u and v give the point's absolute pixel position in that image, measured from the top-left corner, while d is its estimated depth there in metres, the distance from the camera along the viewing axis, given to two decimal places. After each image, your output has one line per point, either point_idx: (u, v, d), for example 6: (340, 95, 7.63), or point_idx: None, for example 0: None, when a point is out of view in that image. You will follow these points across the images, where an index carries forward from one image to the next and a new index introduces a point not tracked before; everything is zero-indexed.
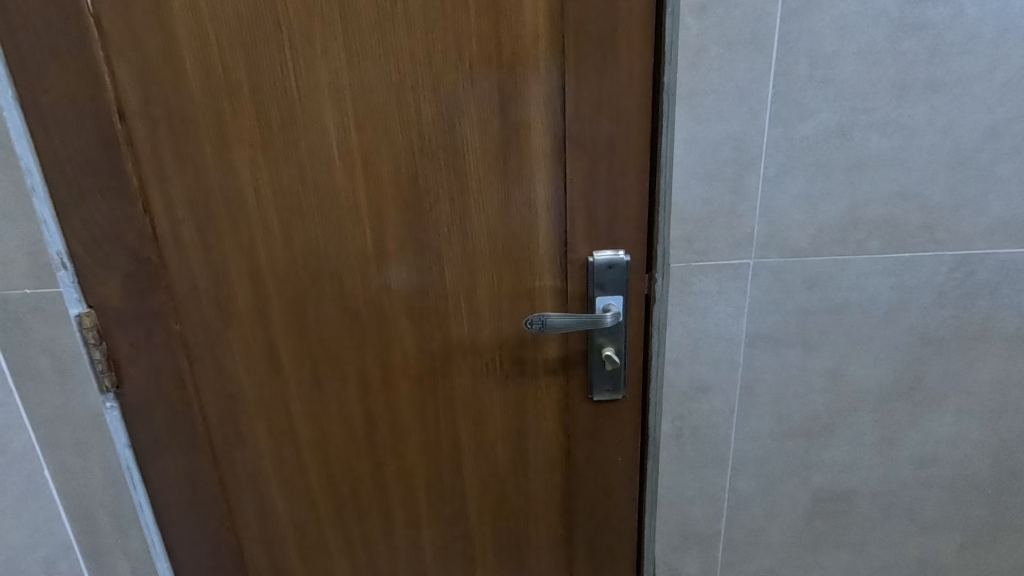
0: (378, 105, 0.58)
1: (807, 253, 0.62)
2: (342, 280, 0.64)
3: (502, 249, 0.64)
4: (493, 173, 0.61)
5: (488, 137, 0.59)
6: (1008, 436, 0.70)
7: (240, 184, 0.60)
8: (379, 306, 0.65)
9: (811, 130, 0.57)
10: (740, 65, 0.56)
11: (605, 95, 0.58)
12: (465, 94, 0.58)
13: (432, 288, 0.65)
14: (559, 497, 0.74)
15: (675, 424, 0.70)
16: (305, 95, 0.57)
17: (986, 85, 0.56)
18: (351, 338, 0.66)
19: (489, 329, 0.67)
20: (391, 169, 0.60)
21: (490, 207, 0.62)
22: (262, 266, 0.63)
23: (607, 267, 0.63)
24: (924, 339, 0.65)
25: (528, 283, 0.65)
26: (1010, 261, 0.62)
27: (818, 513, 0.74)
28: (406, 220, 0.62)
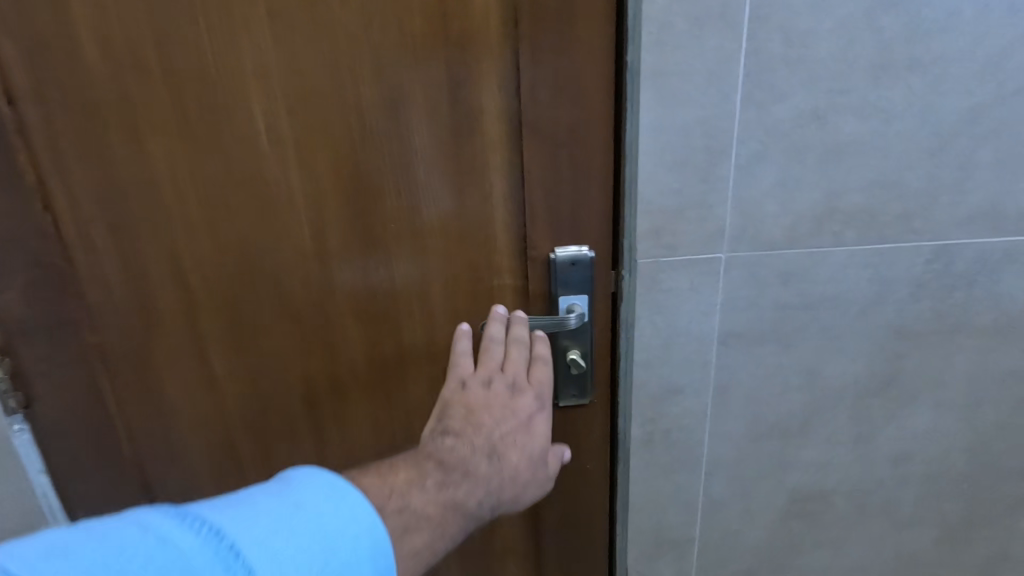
0: (312, 87, 0.52)
1: (781, 246, 0.58)
2: (280, 283, 0.58)
3: (457, 246, 0.58)
4: (444, 163, 0.55)
5: (437, 124, 0.54)
6: (983, 430, 0.68)
7: (156, 176, 0.54)
8: (323, 311, 0.60)
9: (785, 114, 0.53)
10: (709, 42, 0.51)
11: (565, 76, 0.52)
12: (409, 75, 0.52)
13: (381, 290, 0.59)
14: (525, 507, 0.70)
15: (646, 428, 0.66)
16: (226, 75, 0.51)
17: (966, 65, 0.53)
18: (293, 346, 0.61)
19: (445, 332, 0.62)
20: (330, 158, 0.54)
21: (442, 202, 0.57)
22: (188, 268, 0.57)
23: (571, 265, 0.58)
24: (902, 333, 0.63)
25: (486, 283, 0.60)
26: (989, 250, 0.59)
27: (794, 514, 0.71)
28: (350, 215, 0.56)
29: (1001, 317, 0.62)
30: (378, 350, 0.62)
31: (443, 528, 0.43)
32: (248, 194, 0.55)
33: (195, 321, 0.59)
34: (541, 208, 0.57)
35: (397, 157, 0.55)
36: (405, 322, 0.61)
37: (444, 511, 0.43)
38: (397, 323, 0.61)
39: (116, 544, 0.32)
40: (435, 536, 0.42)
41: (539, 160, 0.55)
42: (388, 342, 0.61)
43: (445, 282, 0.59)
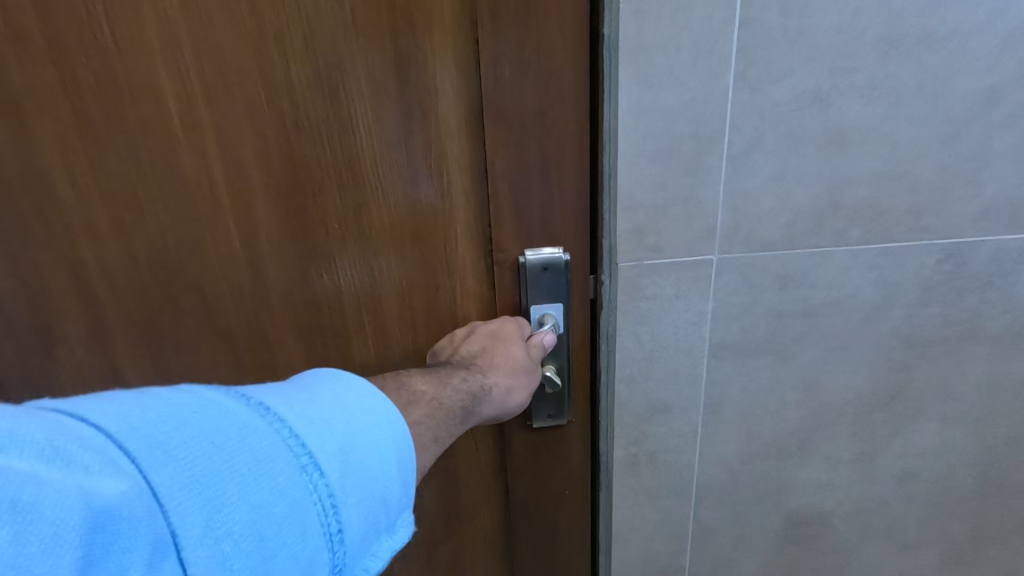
0: (230, 63, 0.44)
1: (778, 246, 0.51)
2: (208, 292, 0.51)
3: (412, 250, 0.51)
4: (393, 153, 0.47)
5: (382, 108, 0.46)
6: (994, 444, 0.63)
7: (51, 169, 0.47)
8: (260, 324, 0.53)
9: (783, 96, 0.47)
10: (697, 11, 0.44)
11: (531, 50, 0.45)
12: (347, 50, 0.44)
13: (325, 299, 0.52)
14: (497, 536, 0.63)
15: (630, 450, 0.59)
16: (127, 49, 0.44)
17: (984, 40, 0.46)
18: (224, 361, 0.54)
19: (401, 348, 0.54)
20: (257, 148, 0.47)
21: (393, 199, 0.49)
22: (104, 275, 0.51)
23: (543, 270, 0.50)
24: (909, 342, 0.57)
25: (447, 291, 0.53)
26: (1004, 249, 0.53)
27: (792, 539, 0.65)
28: (284, 214, 0.49)
29: (1015, 322, 0.57)
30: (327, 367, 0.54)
31: (439, 406, 0.40)
32: (165, 190, 0.48)
33: (117, 332, 0.53)
34: (508, 206, 0.49)
35: (336, 147, 0.47)
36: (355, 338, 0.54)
37: (435, 402, 0.40)
38: (345, 338, 0.54)
39: (165, 403, 0.27)
40: (431, 413, 0.39)
41: (503, 151, 0.47)
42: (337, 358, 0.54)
43: (400, 291, 0.52)
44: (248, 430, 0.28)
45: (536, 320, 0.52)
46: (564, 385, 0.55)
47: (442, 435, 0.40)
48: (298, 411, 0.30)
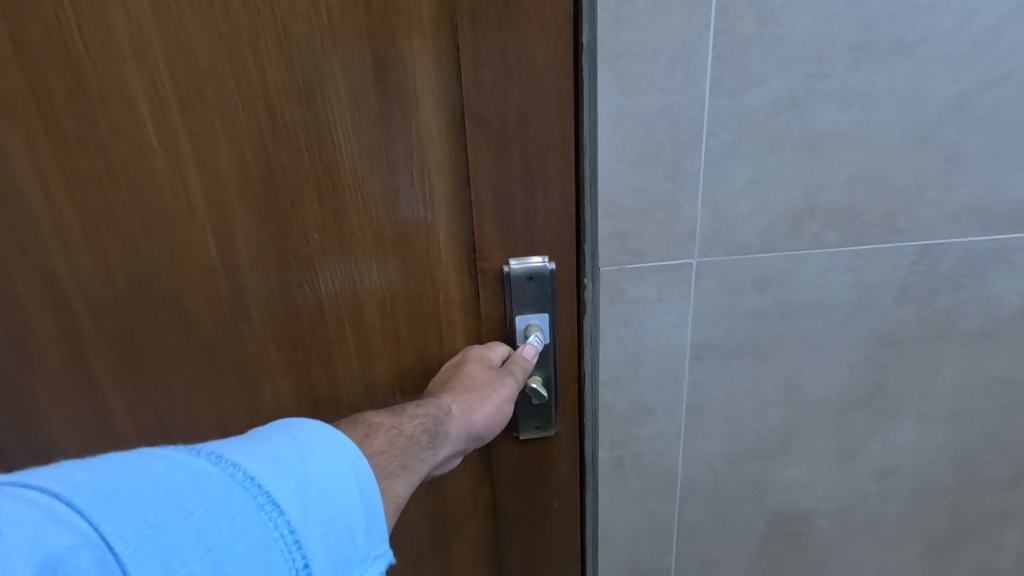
0: (203, 69, 0.44)
1: (757, 249, 0.52)
2: (183, 304, 0.50)
3: (393, 260, 0.51)
4: (373, 160, 0.47)
5: (360, 117, 0.46)
6: (968, 441, 0.64)
7: (18, 175, 0.46)
8: (239, 335, 0.52)
9: (759, 101, 0.47)
10: (673, 18, 0.45)
11: (512, 57, 0.45)
12: (324, 59, 0.44)
13: (304, 308, 0.51)
14: (485, 547, 0.62)
15: (614, 452, 0.60)
16: (95, 54, 0.43)
17: (952, 47, 0.48)
18: (201, 372, 0.53)
19: (383, 355, 0.54)
20: (232, 154, 0.46)
21: (373, 209, 0.49)
22: (75, 287, 0.50)
23: (527, 280, 0.50)
24: (885, 342, 0.58)
25: (430, 298, 0.52)
26: (975, 250, 0.55)
27: (776, 538, 0.66)
28: (261, 222, 0.48)
29: (987, 321, 0.58)
30: (306, 379, 0.54)
31: (400, 435, 0.42)
32: (138, 202, 0.47)
33: (88, 346, 0.51)
34: (489, 214, 0.49)
35: (314, 157, 0.47)
36: (336, 349, 0.53)
37: (393, 431, 0.42)
38: (327, 350, 0.53)
39: (115, 465, 0.27)
40: (391, 441, 0.41)
41: (482, 158, 0.47)
42: (318, 370, 0.54)
43: (382, 300, 0.52)
44: (200, 475, 0.28)
45: (521, 329, 0.52)
46: (552, 397, 0.55)
47: (407, 460, 0.41)
48: (254, 452, 0.30)
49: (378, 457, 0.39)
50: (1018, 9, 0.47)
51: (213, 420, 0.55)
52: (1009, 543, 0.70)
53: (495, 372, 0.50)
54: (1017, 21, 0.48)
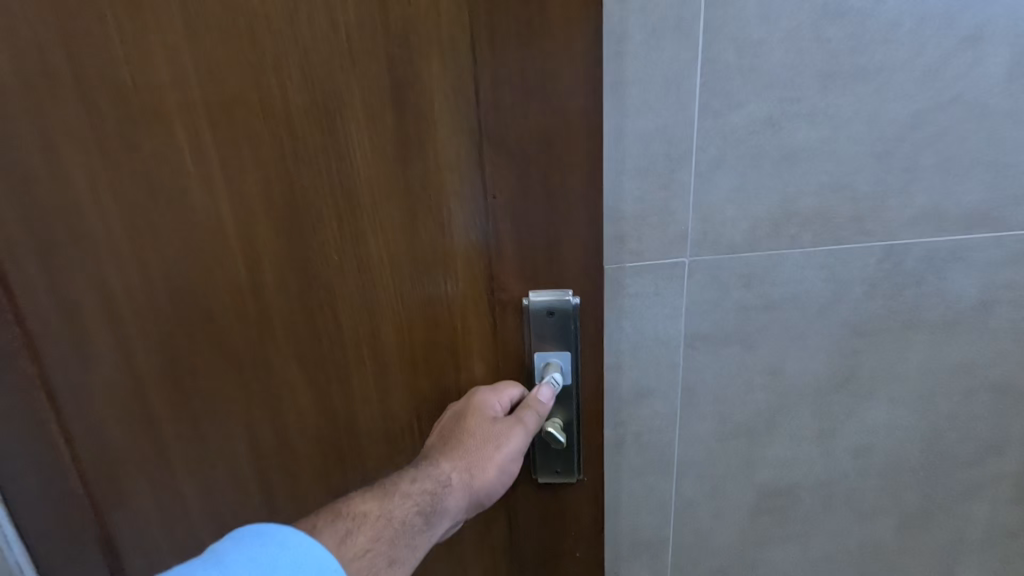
0: (238, 98, 0.51)
1: (742, 249, 0.60)
2: (225, 305, 0.58)
3: (405, 275, 0.56)
4: (386, 175, 0.53)
5: (381, 145, 0.52)
6: (936, 422, 0.71)
7: (88, 187, 0.56)
8: (270, 335, 0.59)
9: (741, 121, 0.55)
10: (666, 52, 0.52)
11: (523, 79, 0.49)
12: (352, 95, 0.50)
13: (319, 307, 0.57)
14: (500, 531, 0.65)
15: (617, 431, 0.67)
16: (152, 88, 0.52)
17: (907, 74, 0.55)
18: (230, 359, 0.60)
19: (394, 353, 0.59)
20: (259, 170, 0.53)
21: (389, 229, 0.54)
22: (134, 286, 0.59)
23: (546, 315, 0.55)
24: (858, 331, 0.65)
25: (440, 302, 0.57)
26: (934, 249, 0.62)
27: (763, 510, 0.73)
28: (283, 230, 0.55)
29: (948, 313, 0.65)
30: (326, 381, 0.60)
31: (389, 523, 0.48)
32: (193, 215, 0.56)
33: (145, 337, 0.60)
34: (508, 235, 0.54)
35: (339, 181, 0.53)
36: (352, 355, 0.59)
37: (381, 520, 0.48)
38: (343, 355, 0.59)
39: None
40: (378, 535, 0.47)
41: (496, 185, 0.52)
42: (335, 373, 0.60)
43: (397, 310, 0.57)
44: None
45: (541, 366, 0.57)
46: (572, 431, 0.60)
47: (395, 547, 0.48)
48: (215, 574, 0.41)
49: (362, 559, 0.46)
50: (963, 41, 0.55)
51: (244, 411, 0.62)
52: (977, 516, 0.77)
53: (492, 428, 0.54)
54: (963, 51, 0.55)
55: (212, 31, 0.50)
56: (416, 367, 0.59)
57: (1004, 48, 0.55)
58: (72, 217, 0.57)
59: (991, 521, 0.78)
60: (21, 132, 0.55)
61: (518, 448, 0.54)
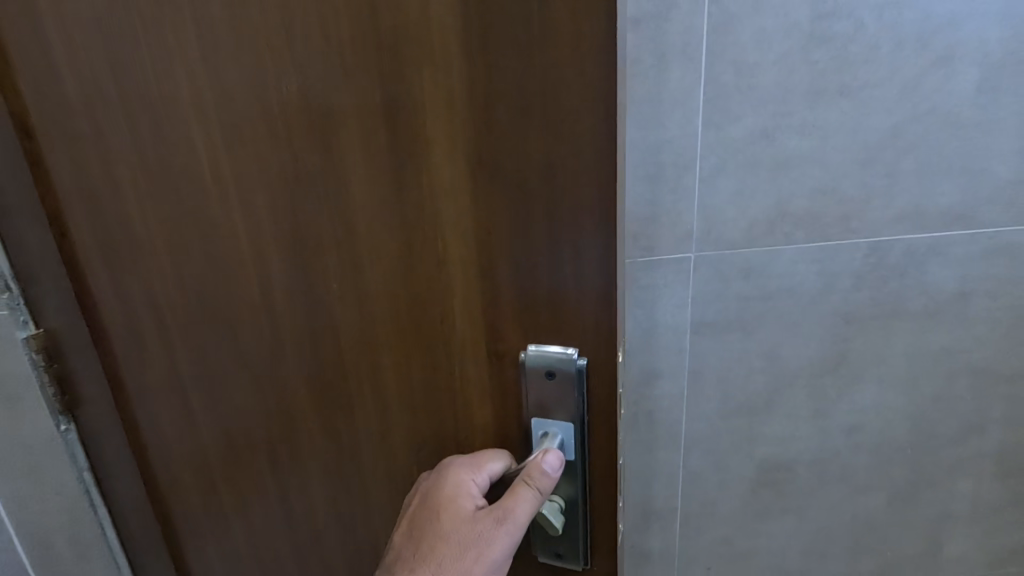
0: (239, 117, 0.46)
1: (742, 245, 0.67)
2: (227, 333, 0.54)
3: (408, 318, 0.48)
4: (386, 200, 0.44)
5: (374, 160, 0.43)
6: (922, 401, 0.78)
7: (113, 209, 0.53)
8: (271, 367, 0.54)
9: (739, 133, 0.63)
10: (673, 74, 0.60)
11: (529, 81, 0.38)
12: (342, 102, 0.43)
13: (326, 345, 0.51)
14: None
15: (630, 409, 0.74)
16: (162, 107, 0.48)
17: (887, 90, 0.63)
18: (245, 393, 0.56)
19: (400, 400, 0.51)
20: (264, 196, 0.48)
21: (391, 262, 0.46)
22: (158, 315, 0.56)
23: (546, 375, 0.45)
24: (847, 319, 0.72)
25: (446, 348, 0.47)
26: (915, 245, 0.69)
27: (763, 483, 0.80)
28: (289, 260, 0.50)
29: (929, 302, 0.72)
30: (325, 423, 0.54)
31: None
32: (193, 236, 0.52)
33: (159, 360, 0.58)
34: (521, 276, 0.43)
35: (328, 202, 0.46)
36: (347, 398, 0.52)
37: None
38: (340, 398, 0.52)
39: None
40: None
41: (501, 210, 0.42)
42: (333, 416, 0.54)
43: (398, 354, 0.49)
44: None
45: (538, 436, 0.47)
46: (579, 516, 0.49)
47: None
48: None
49: None
50: (937, 61, 0.62)
51: (248, 444, 0.58)
52: (962, 492, 0.84)
53: (466, 533, 0.45)
54: (937, 70, 0.63)
55: (198, 35, 0.44)
56: (420, 418, 0.50)
57: (973, 67, 0.63)
58: (90, 236, 0.55)
59: (976, 496, 0.84)
60: (48, 157, 0.53)
61: (505, 551, 0.45)
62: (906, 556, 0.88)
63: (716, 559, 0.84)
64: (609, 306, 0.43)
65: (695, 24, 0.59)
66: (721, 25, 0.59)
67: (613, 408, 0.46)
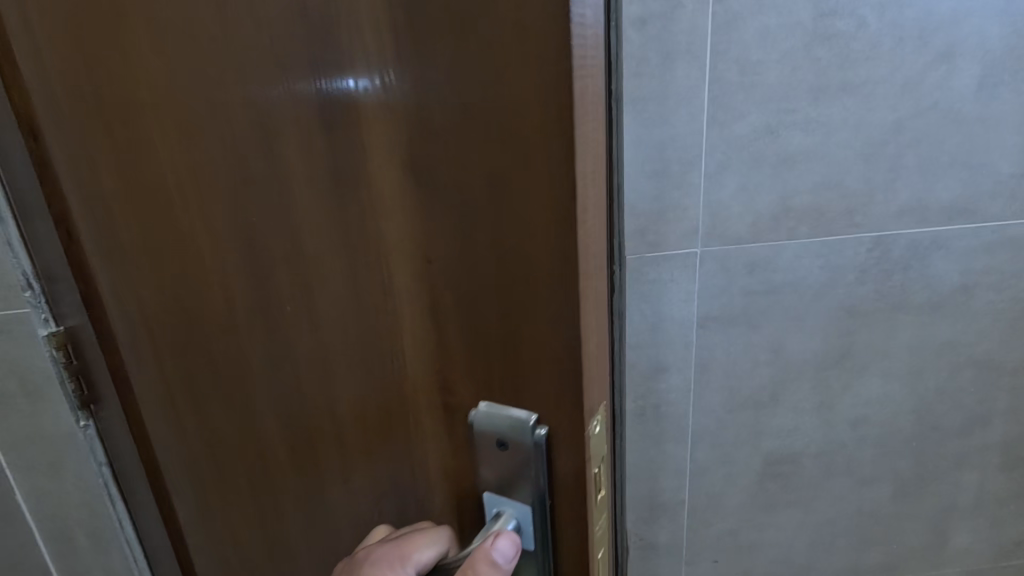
0: (179, 100, 0.39)
1: (746, 240, 0.68)
2: (191, 356, 0.50)
3: (357, 344, 0.39)
4: (326, 200, 0.36)
5: (310, 149, 0.35)
6: (926, 394, 0.79)
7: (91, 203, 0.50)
8: (233, 384, 0.48)
9: (744, 130, 0.64)
10: (678, 73, 0.61)
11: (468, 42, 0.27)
12: (270, 100, 0.35)
13: (280, 367, 0.44)
14: None
15: (638, 402, 0.75)
16: (113, 91, 0.43)
17: (888, 87, 0.64)
18: (214, 410, 0.51)
19: (357, 437, 0.42)
20: (208, 192, 0.41)
21: (334, 275, 0.38)
22: (138, 317, 0.53)
23: (497, 443, 0.35)
24: (851, 313, 0.73)
25: (400, 381, 0.38)
26: (918, 239, 0.70)
27: (769, 476, 0.81)
28: (238, 267, 0.43)
29: (933, 296, 0.73)
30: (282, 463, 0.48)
31: None
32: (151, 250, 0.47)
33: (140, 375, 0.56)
34: (477, 304, 0.33)
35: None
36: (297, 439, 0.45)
37: None
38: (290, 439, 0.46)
39: None
40: None
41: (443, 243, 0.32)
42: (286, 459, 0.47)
43: (348, 399, 0.41)
44: None
45: (492, 514, 0.37)
46: None
47: None
48: None
49: None
50: (938, 57, 0.63)
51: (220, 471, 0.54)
52: (967, 484, 0.85)
53: None
54: (938, 66, 0.64)
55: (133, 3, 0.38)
56: (373, 474, 0.43)
57: (974, 63, 0.64)
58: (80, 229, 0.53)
59: (981, 488, 0.85)
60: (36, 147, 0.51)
61: None
62: (912, 548, 0.88)
63: (723, 552, 0.85)
64: (574, 381, 0.32)
65: (699, 23, 0.60)
66: (725, 24, 0.60)
67: (582, 497, 0.34)
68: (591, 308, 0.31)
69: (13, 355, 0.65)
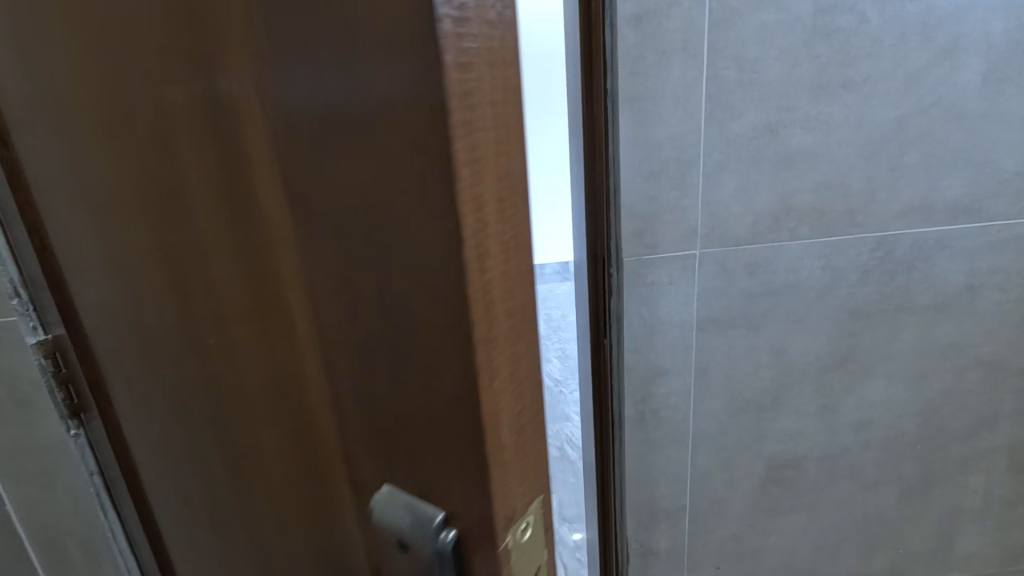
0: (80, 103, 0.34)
1: (746, 241, 0.67)
2: (129, 379, 0.46)
3: (269, 386, 0.33)
4: (221, 220, 0.30)
5: (199, 161, 0.29)
6: (932, 396, 0.77)
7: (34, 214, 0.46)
8: (168, 415, 0.43)
9: (743, 129, 0.63)
10: (674, 71, 0.60)
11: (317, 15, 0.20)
12: (170, 103, 0.29)
13: (207, 402, 0.39)
14: None
15: (637, 407, 0.74)
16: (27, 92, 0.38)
17: (890, 83, 0.62)
18: (159, 439, 0.47)
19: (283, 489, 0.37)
20: (119, 206, 0.36)
21: (240, 305, 0.32)
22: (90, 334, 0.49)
23: (398, 545, 0.27)
24: (854, 314, 0.72)
25: (309, 438, 0.32)
26: (922, 239, 0.69)
27: (772, 481, 0.80)
28: (156, 290, 0.37)
29: (938, 296, 0.72)
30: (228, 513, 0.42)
31: None
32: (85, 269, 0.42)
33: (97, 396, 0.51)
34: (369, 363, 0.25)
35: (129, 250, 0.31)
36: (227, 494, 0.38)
37: None
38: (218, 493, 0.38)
39: None
40: None
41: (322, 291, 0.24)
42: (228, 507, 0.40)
43: (275, 450, 0.35)
44: None
45: None
46: None
47: None
48: None
49: None
50: (941, 53, 0.62)
51: (173, 501, 0.50)
52: (974, 487, 0.83)
53: None
54: (940, 62, 0.62)
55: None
56: (302, 532, 0.37)
57: (978, 59, 0.62)
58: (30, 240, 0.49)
59: (988, 491, 0.84)
60: None
61: None
62: (918, 552, 0.87)
63: (725, 557, 0.84)
64: (480, 486, 0.23)
65: (696, 20, 0.59)
66: (723, 21, 0.59)
67: None
68: (507, 378, 0.22)
69: (3, 365, 0.64)
